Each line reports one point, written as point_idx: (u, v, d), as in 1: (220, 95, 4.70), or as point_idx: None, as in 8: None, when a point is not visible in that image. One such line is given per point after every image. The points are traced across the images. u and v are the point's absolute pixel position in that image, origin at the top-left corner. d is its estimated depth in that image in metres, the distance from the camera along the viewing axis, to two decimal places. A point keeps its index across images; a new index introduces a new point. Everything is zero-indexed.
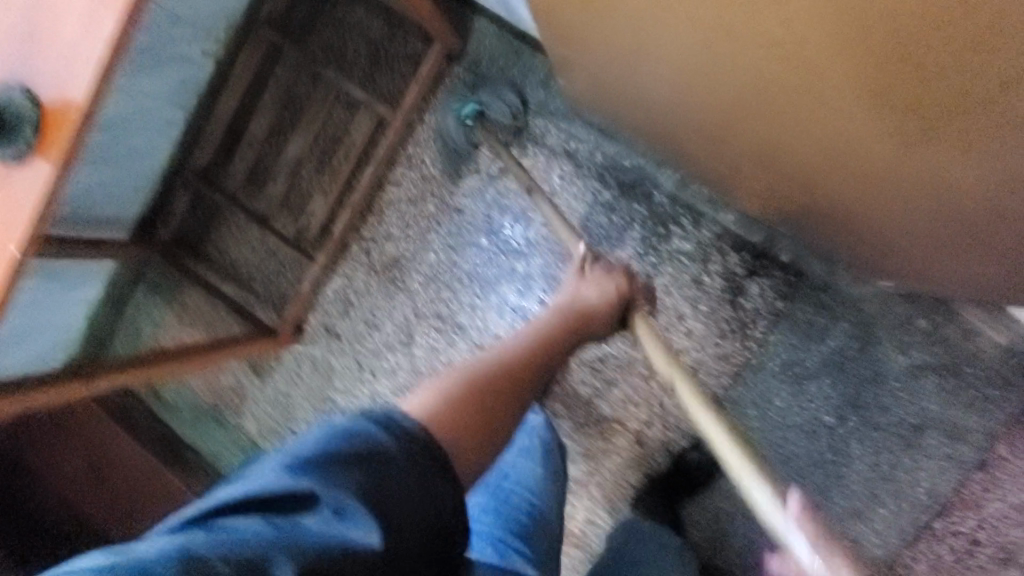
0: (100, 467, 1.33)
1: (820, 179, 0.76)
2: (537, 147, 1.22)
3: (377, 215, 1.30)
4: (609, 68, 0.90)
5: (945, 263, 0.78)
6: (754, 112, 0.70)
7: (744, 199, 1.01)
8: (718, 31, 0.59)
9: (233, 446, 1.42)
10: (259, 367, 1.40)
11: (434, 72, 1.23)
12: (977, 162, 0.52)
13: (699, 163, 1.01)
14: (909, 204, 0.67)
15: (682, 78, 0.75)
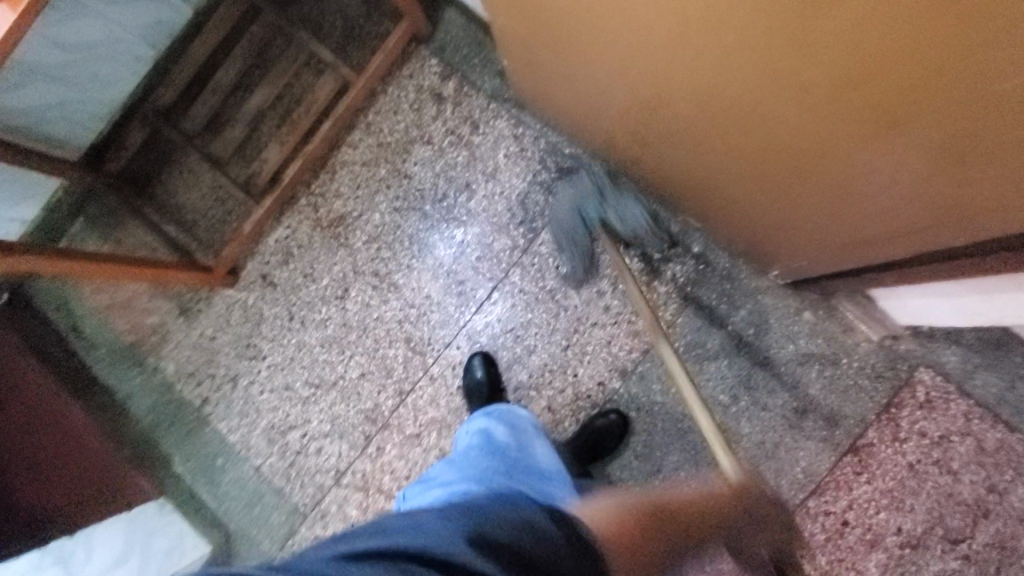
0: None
1: (739, 137, 0.77)
2: (488, 127, 1.31)
3: (329, 173, 1.37)
4: (568, 60, 0.95)
5: (871, 253, 0.84)
6: (681, 75, 0.74)
7: (691, 191, 1.07)
8: (667, 15, 0.64)
9: (148, 389, 1.39)
10: (188, 309, 1.40)
11: (401, 47, 1.32)
12: (898, 150, 0.57)
13: (651, 155, 1.06)
14: (814, 156, 0.69)
15: (605, 27, 0.76)
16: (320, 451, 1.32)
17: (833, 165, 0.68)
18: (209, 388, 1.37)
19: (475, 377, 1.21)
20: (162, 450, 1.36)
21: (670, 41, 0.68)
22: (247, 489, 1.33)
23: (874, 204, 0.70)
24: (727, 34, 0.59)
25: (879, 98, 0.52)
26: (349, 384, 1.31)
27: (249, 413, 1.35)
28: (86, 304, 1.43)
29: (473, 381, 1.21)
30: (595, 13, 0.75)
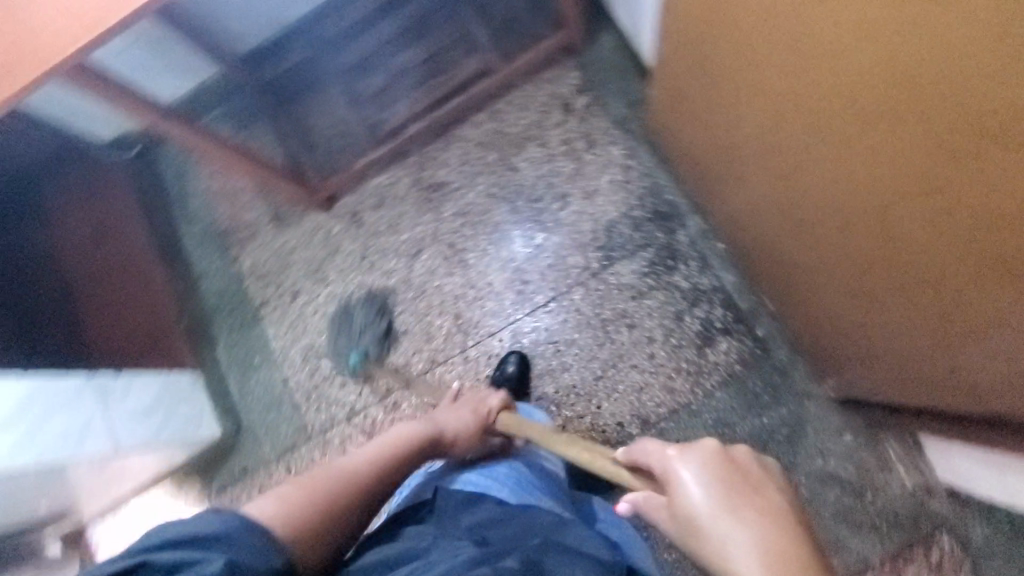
0: (103, 231, 1.40)
1: (834, 254, 0.84)
2: (603, 150, 1.35)
3: (444, 142, 1.45)
4: (709, 107, 0.99)
5: (927, 394, 0.83)
6: (809, 157, 0.77)
7: (777, 269, 1.08)
8: (823, 97, 0.67)
9: (222, 274, 1.51)
10: (280, 218, 1.51)
11: (550, 52, 1.38)
12: (996, 299, 0.58)
13: (748, 221, 1.08)
14: (897, 292, 0.74)
15: (758, 90, 0.80)
16: (343, 385, 1.39)
17: (913, 306, 0.72)
18: (271, 293, 1.48)
19: (503, 372, 1.25)
20: (214, 331, 1.48)
21: (814, 122, 0.71)
22: (270, 393, 1.42)
23: (939, 356, 0.73)
24: (872, 134, 0.62)
25: (999, 243, 0.53)
26: (390, 336, 1.38)
27: (296, 327, 1.45)
28: (200, 183, 1.58)
29: (501, 376, 1.24)
30: (747, 102, 0.85)
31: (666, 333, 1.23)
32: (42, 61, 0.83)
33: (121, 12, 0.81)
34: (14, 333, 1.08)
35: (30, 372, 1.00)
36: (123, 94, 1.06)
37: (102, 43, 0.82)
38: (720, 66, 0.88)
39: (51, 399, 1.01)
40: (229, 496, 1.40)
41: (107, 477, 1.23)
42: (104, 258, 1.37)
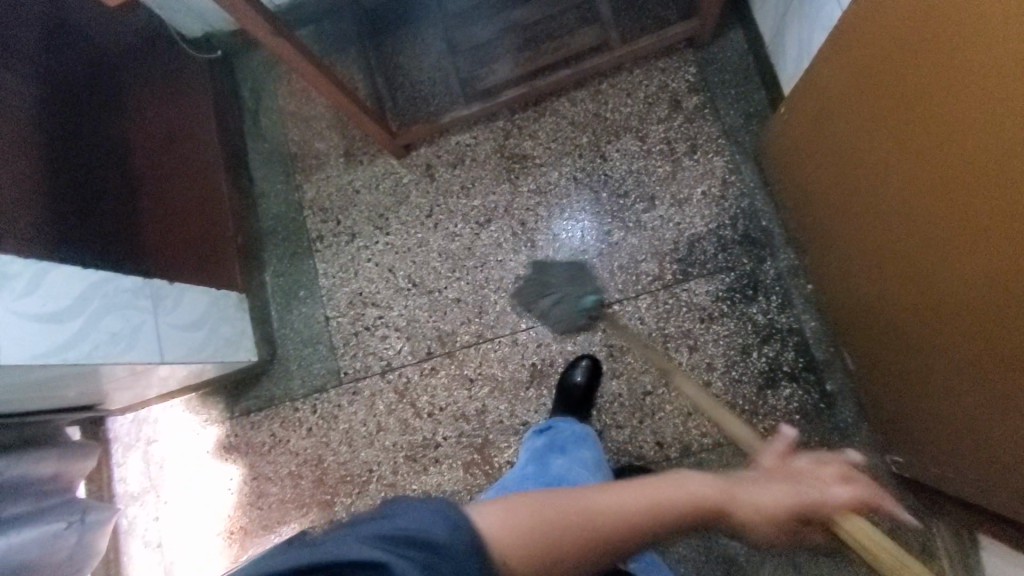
0: (175, 127, 1.32)
1: (918, 295, 0.85)
2: (704, 158, 1.27)
3: (537, 113, 1.37)
4: (837, 139, 0.95)
5: (994, 481, 0.83)
6: (950, 221, 0.74)
7: (857, 321, 1.04)
8: (998, 170, 0.64)
9: (283, 200, 1.47)
10: (352, 155, 1.46)
11: (673, 41, 1.29)
12: None
13: (841, 263, 1.05)
14: (980, 344, 0.75)
15: (914, 139, 0.77)
16: (384, 339, 1.36)
17: (983, 358, 0.75)
18: (329, 230, 1.44)
19: (570, 378, 1.19)
20: (265, 255, 1.46)
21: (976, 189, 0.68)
22: (310, 330, 1.40)
23: (1007, 416, 0.74)
24: None
25: None
26: (442, 301, 1.34)
27: (347, 270, 1.41)
28: (277, 100, 1.52)
29: (567, 381, 1.19)
30: (871, 133, 0.85)
31: (731, 366, 1.18)
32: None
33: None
34: (86, 225, 1.02)
35: (93, 267, 0.99)
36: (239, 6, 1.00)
37: None
38: (849, 93, 0.88)
39: (107, 295, 1.01)
40: (251, 421, 1.40)
41: (135, 378, 1.21)
42: (173, 151, 1.29)
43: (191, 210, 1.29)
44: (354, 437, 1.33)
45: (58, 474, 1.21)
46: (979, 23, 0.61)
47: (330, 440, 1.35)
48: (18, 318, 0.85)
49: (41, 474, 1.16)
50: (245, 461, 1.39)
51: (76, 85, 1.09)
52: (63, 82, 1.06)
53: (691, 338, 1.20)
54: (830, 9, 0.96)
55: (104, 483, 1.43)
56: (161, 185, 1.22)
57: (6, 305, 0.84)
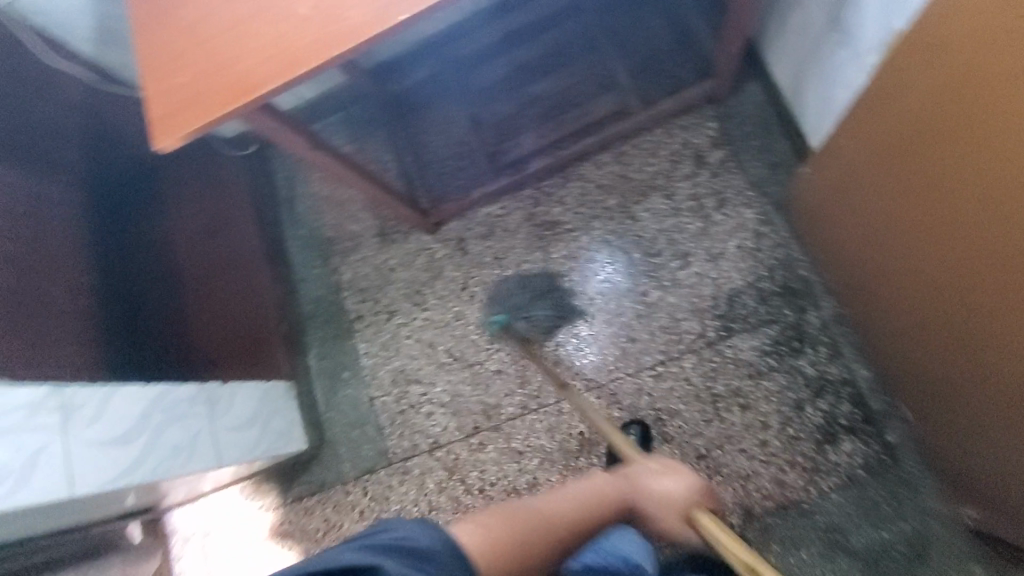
0: (213, 227, 1.35)
1: (969, 343, 0.83)
2: (735, 211, 1.27)
3: (562, 179, 1.40)
4: (866, 191, 0.94)
5: None
6: (996, 275, 0.73)
7: (907, 370, 1.02)
8: None
9: (321, 283, 1.51)
10: (385, 234, 1.50)
11: (691, 100, 1.32)
12: None
13: (880, 312, 1.04)
14: None
15: (950, 193, 0.76)
16: (429, 415, 1.37)
17: None
18: (368, 309, 1.47)
19: None
20: (307, 339, 1.49)
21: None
22: (356, 410, 1.42)
23: None
24: None
25: None
26: (485, 374, 1.34)
27: (389, 347, 1.43)
28: (311, 187, 1.59)
29: (619, 448, 1.17)
30: (903, 183, 0.85)
31: (786, 422, 1.15)
32: (206, 113, 0.77)
33: (279, 79, 0.76)
34: (135, 337, 1.04)
35: (152, 381, 1.03)
36: (278, 128, 1.06)
37: (287, 88, 0.76)
38: (875, 145, 0.88)
39: (169, 409, 1.05)
40: (304, 506, 1.41)
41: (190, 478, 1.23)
42: (216, 250, 1.33)
43: (236, 307, 1.32)
44: (406, 517, 1.33)
45: None
46: (1013, 86, 0.61)
47: (382, 523, 1.34)
48: (86, 447, 0.91)
49: None
50: (300, 549, 1.39)
51: (120, 199, 1.15)
52: (107, 200, 1.12)
53: (741, 396, 1.18)
54: (853, 74, 0.98)
55: None
56: (208, 286, 1.26)
57: (77, 437, 0.90)
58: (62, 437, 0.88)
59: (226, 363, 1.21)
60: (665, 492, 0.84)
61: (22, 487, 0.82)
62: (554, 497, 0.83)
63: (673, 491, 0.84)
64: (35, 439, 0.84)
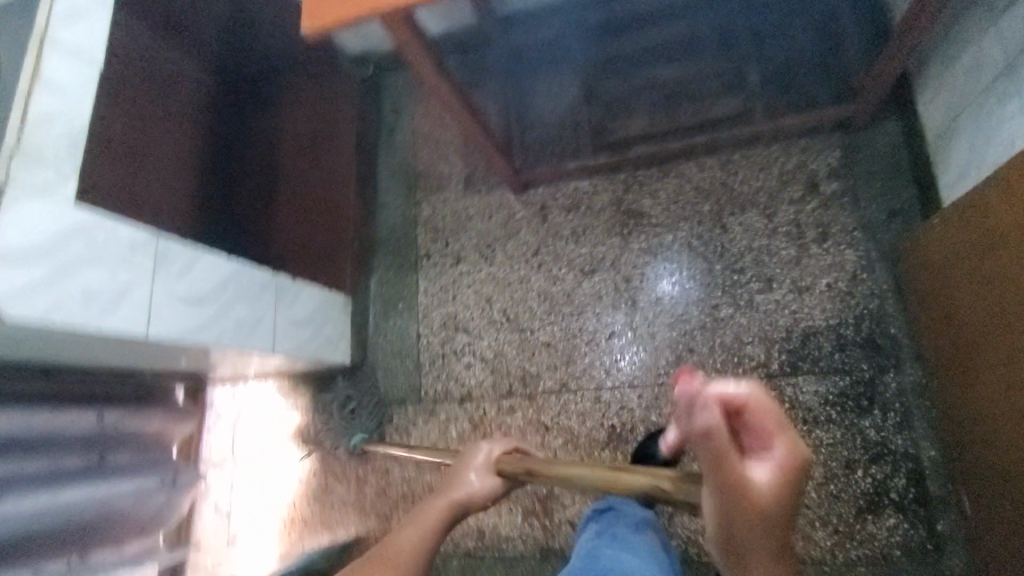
0: (315, 134, 1.39)
1: None
2: (835, 249, 1.19)
3: (661, 172, 1.35)
4: (998, 262, 0.85)
5: None
6: None
7: (980, 462, 0.94)
8: None
9: (399, 214, 1.54)
10: (471, 182, 1.51)
11: (822, 122, 1.23)
12: None
13: (971, 393, 0.95)
14: None
15: None
16: (468, 367, 1.38)
17: None
18: (436, 250, 1.49)
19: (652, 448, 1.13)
20: (374, 263, 1.53)
21: None
22: (401, 342, 1.45)
23: None
24: None
25: None
26: (532, 342, 1.34)
27: (447, 292, 1.45)
28: (412, 120, 1.61)
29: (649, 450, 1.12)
30: None
31: (830, 478, 1.09)
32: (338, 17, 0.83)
33: None
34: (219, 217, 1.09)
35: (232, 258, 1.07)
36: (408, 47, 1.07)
37: None
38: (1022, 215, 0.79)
39: (241, 285, 1.08)
40: (331, 417, 1.47)
41: (238, 358, 1.30)
42: (312, 156, 1.37)
43: (319, 215, 1.36)
44: (422, 456, 1.36)
45: (161, 433, 1.29)
46: None
47: (398, 454, 1.38)
48: (169, 297, 0.92)
49: (148, 430, 1.25)
50: (318, 455, 1.46)
51: (226, 95, 1.25)
52: None
53: (788, 438, 1.13)
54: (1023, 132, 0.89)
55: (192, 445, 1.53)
56: (298, 187, 1.31)
57: (162, 285, 0.91)
58: (149, 280, 0.89)
59: (294, 265, 1.27)
60: (489, 478, 0.91)
61: (109, 315, 0.82)
62: (406, 525, 0.82)
63: (490, 476, 0.91)
64: (126, 274, 0.85)
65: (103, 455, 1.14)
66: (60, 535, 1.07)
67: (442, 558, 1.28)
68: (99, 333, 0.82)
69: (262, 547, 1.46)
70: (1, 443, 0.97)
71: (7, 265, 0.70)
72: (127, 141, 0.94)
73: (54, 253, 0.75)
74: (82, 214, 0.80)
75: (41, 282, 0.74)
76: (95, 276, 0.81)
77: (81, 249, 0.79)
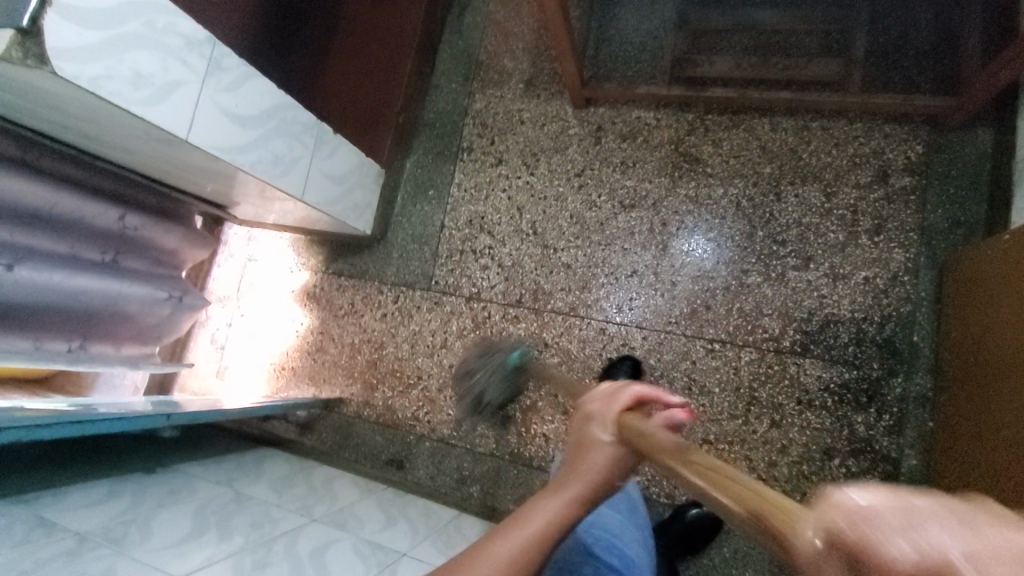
0: None
1: None
2: (885, 245, 1.15)
3: (732, 122, 1.28)
4: None
5: None
6: None
7: (961, 481, 0.95)
8: None
9: (452, 99, 1.48)
10: (532, 84, 1.43)
11: (917, 110, 1.15)
12: None
13: (975, 416, 0.94)
14: None
15: None
16: (483, 269, 1.38)
17: None
18: (480, 145, 1.44)
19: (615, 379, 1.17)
20: (414, 143, 1.49)
21: None
22: (423, 229, 1.44)
23: None
24: None
25: None
26: (553, 261, 1.33)
27: (480, 190, 1.42)
28: (487, 4, 1.51)
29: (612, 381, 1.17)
30: None
31: (806, 460, 1.11)
32: None
33: None
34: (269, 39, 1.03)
35: (280, 91, 1.03)
36: None
37: None
38: None
39: (285, 121, 1.05)
40: (339, 283, 1.48)
41: (263, 200, 1.30)
42: (377, 12, 1.29)
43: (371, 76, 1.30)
44: (418, 341, 1.38)
45: (175, 252, 1.30)
46: None
47: (396, 333, 1.40)
48: (214, 107, 0.89)
49: (164, 246, 1.26)
50: (318, 315, 1.48)
51: None
52: None
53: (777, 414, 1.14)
54: None
55: (200, 276, 1.56)
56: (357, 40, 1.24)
57: (210, 92, 0.88)
58: (198, 82, 0.85)
59: (333, 121, 1.23)
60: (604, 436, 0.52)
61: (154, 106, 0.79)
62: (504, 527, 0.48)
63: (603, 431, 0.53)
64: (178, 69, 0.82)
65: (118, 255, 1.16)
66: (67, 318, 1.11)
67: (416, 437, 1.33)
68: (141, 121, 0.79)
69: (249, 384, 1.51)
70: (27, 216, 0.99)
71: (66, 18, 0.66)
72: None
73: (112, 21, 0.71)
74: None
75: (94, 47, 0.70)
76: (148, 60, 0.77)
77: (140, 28, 0.75)
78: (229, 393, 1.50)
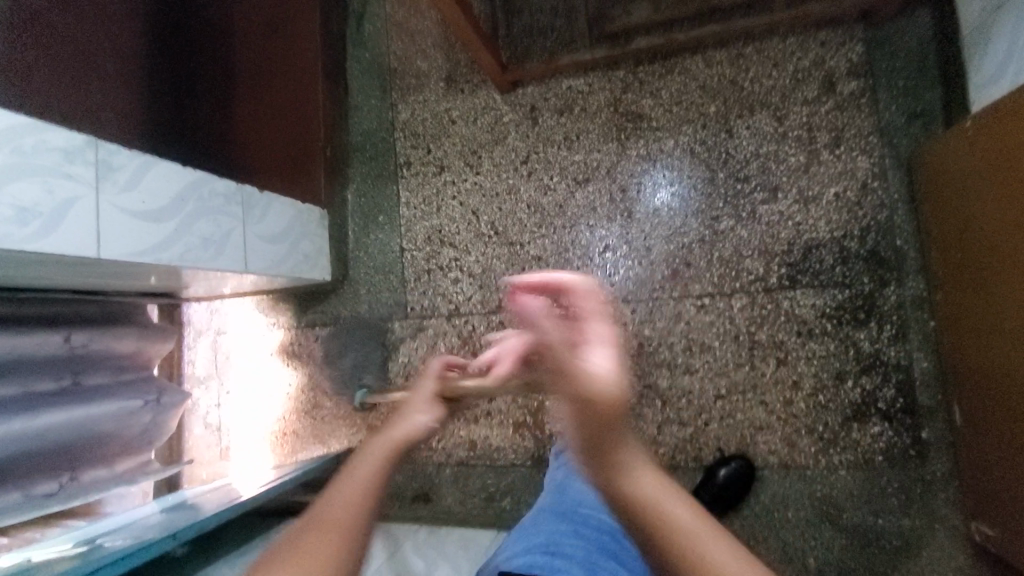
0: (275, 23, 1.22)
1: None
2: (848, 155, 1.12)
3: (666, 67, 1.22)
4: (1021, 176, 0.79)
5: None
6: None
7: (973, 376, 0.94)
8: None
9: (375, 116, 1.40)
10: (452, 80, 1.35)
11: (846, 10, 1.10)
12: None
13: (972, 310, 0.93)
14: None
15: None
16: (455, 282, 1.33)
17: None
18: (418, 157, 1.37)
19: None
20: (350, 172, 1.41)
21: None
22: (384, 257, 1.38)
23: None
24: None
25: None
26: (522, 257, 1.28)
27: (430, 203, 1.36)
28: (383, 5, 1.41)
29: None
30: None
31: (820, 389, 1.10)
32: None
33: None
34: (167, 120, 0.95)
35: (189, 169, 0.97)
36: None
37: None
38: None
39: (202, 197, 0.99)
40: (316, 334, 1.43)
41: (212, 277, 1.23)
42: (271, 49, 1.21)
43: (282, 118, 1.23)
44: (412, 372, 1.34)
45: (139, 352, 1.25)
46: None
47: (387, 370, 1.36)
48: (119, 212, 0.83)
49: (124, 351, 1.21)
50: (304, 371, 1.43)
51: None
52: None
53: (782, 353, 1.12)
54: None
55: (174, 364, 1.50)
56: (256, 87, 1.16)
57: (109, 198, 0.82)
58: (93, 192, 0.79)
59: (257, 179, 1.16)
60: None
61: (52, 233, 0.74)
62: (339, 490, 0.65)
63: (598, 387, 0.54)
64: (64, 186, 0.76)
65: (77, 377, 1.10)
66: (47, 457, 1.05)
67: (437, 467, 1.31)
68: (41, 253, 0.74)
69: (255, 459, 1.47)
70: None
71: None
72: (78, 36, 0.78)
73: None
74: (1, 114, 0.68)
75: None
76: (27, 189, 0.71)
77: (7, 157, 0.69)
78: (239, 471, 1.46)
